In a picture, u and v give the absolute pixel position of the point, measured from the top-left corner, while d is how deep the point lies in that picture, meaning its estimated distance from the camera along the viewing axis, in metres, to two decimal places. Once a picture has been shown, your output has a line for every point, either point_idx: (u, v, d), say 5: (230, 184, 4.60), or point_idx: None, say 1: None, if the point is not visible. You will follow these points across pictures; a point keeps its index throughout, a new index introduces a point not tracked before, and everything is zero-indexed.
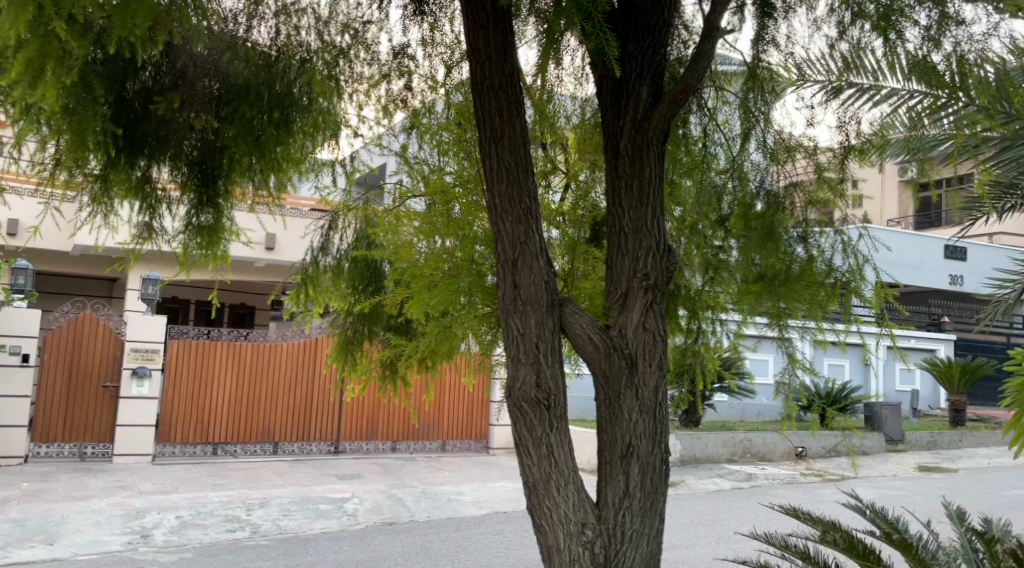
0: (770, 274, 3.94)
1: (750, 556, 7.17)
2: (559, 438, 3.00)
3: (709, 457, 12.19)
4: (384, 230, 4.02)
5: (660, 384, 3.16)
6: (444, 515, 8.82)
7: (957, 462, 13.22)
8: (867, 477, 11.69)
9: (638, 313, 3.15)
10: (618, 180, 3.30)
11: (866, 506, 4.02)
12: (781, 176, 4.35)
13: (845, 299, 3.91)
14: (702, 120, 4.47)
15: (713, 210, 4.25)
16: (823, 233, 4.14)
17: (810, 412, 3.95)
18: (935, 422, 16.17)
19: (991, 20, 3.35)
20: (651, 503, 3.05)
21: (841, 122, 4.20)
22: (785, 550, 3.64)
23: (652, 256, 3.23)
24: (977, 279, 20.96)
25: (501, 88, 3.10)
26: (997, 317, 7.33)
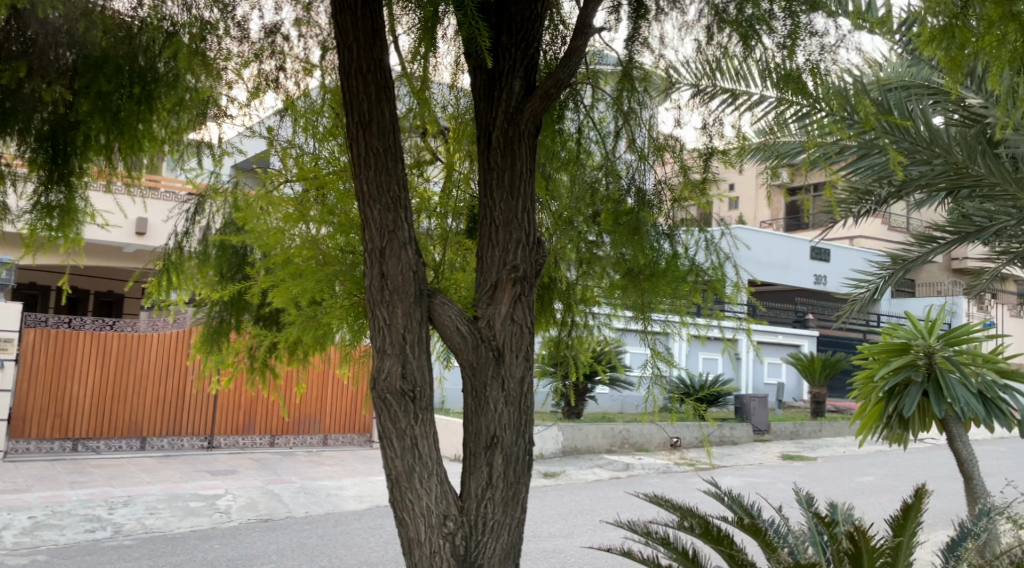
0: (637, 268, 4.08)
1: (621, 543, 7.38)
2: (423, 430, 2.98)
3: (589, 447, 12.45)
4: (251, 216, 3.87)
5: (526, 375, 3.19)
6: (322, 510, 8.65)
7: (816, 450, 14.03)
8: (735, 466, 12.24)
9: (506, 304, 3.18)
10: (489, 171, 3.30)
11: (724, 494, 4.19)
12: (652, 176, 4.42)
13: (706, 294, 4.15)
14: (580, 119, 4.47)
15: (587, 205, 4.26)
16: (689, 232, 4.33)
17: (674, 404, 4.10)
18: (797, 413, 17.11)
19: (839, 32, 3.54)
20: (513, 493, 3.07)
21: (706, 123, 4.35)
22: (647, 537, 3.77)
23: (522, 248, 3.25)
24: (838, 278, 22.25)
25: (369, 72, 3.04)
26: (854, 315, 7.83)
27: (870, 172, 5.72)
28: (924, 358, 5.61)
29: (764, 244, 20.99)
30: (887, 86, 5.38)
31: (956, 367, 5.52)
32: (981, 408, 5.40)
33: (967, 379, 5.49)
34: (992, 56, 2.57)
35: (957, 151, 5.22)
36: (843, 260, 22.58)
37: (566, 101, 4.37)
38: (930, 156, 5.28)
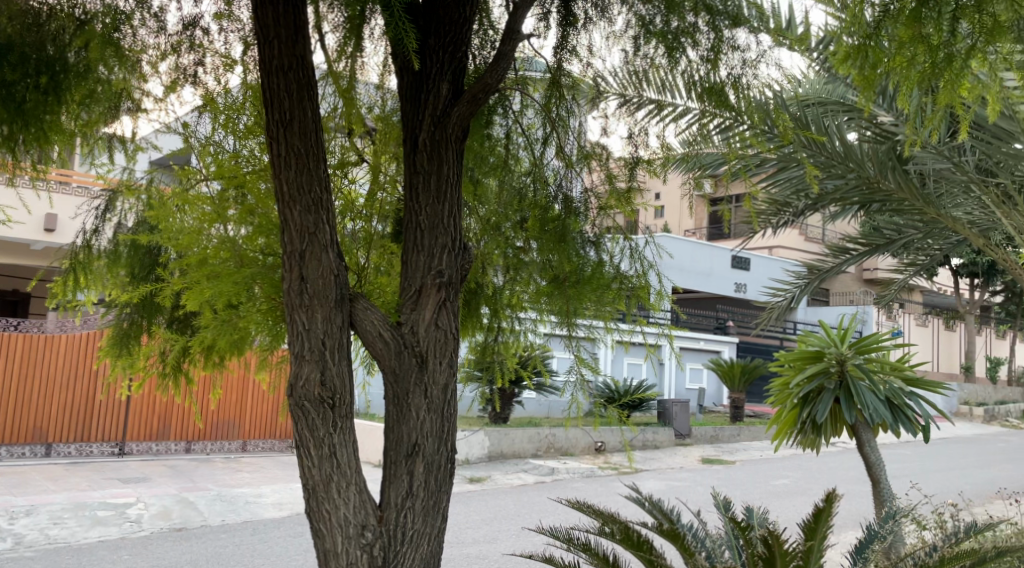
0: (563, 275, 4.08)
1: (539, 549, 7.41)
2: (343, 438, 2.91)
3: (515, 452, 12.46)
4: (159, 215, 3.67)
5: (450, 382, 3.15)
6: (240, 518, 8.41)
7: (735, 454, 14.37)
8: (657, 470, 12.42)
9: (430, 310, 3.14)
10: (415, 175, 3.25)
11: (644, 498, 4.23)
12: (577, 183, 4.43)
13: (630, 299, 4.17)
14: (510, 125, 4.44)
15: (515, 211, 4.32)
16: (614, 239, 4.34)
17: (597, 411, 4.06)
18: (717, 418, 17.51)
19: (760, 48, 3.61)
20: (434, 502, 3.04)
21: (631, 132, 4.42)
22: (569, 544, 3.77)
23: (447, 254, 3.21)
24: (758, 287, 22.88)
25: (291, 69, 2.96)
26: (772, 323, 8.03)
27: (789, 184, 5.88)
28: (837, 365, 5.79)
29: (687, 252, 21.43)
30: (806, 102, 5.56)
31: (866, 375, 5.72)
32: (888, 414, 5.61)
33: (875, 387, 5.69)
34: (903, 74, 2.68)
35: (870, 167, 5.43)
36: (763, 269, 23.23)
37: (495, 105, 4.35)
38: (845, 170, 5.46)
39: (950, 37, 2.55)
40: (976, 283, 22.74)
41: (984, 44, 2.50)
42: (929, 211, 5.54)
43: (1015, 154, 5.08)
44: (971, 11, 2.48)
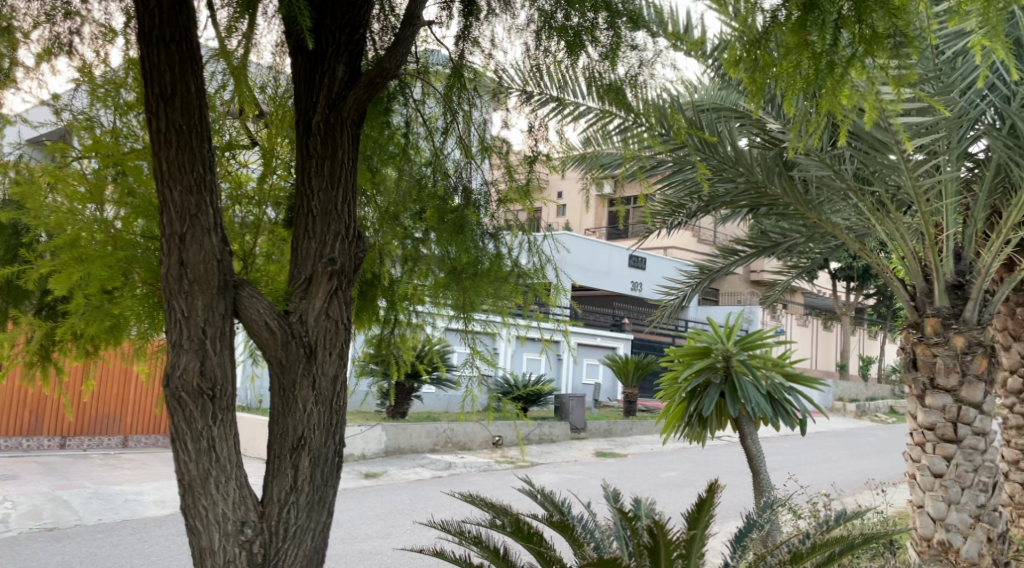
0: (460, 267, 4.07)
1: (430, 543, 7.37)
2: (223, 431, 2.79)
3: (412, 447, 12.36)
4: (20, 194, 3.39)
5: (339, 373, 3.07)
6: (118, 517, 7.99)
7: (627, 448, 14.69)
8: (552, 463, 12.57)
9: (320, 299, 3.04)
10: (307, 159, 3.14)
11: (537, 491, 4.27)
12: (477, 174, 4.38)
13: (528, 294, 4.21)
14: (412, 114, 4.34)
15: (413, 201, 4.21)
16: (513, 234, 4.33)
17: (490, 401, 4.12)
18: (612, 413, 17.89)
19: (657, 48, 3.63)
20: (319, 497, 2.96)
21: (532, 126, 4.33)
22: (460, 537, 3.76)
23: (340, 241, 3.12)
24: (653, 286, 23.48)
25: (173, 41, 2.81)
26: (665, 321, 8.22)
27: (683, 186, 6.04)
28: (722, 361, 5.98)
29: (586, 250, 21.78)
30: (700, 106, 5.68)
31: (749, 370, 5.93)
32: (769, 408, 5.83)
33: (758, 382, 5.91)
34: (788, 80, 2.77)
35: (758, 171, 5.60)
36: (658, 269, 23.86)
37: (395, 93, 4.22)
38: (736, 174, 5.61)
39: (831, 46, 2.64)
40: (852, 286, 24.04)
41: (862, 54, 2.60)
42: (810, 216, 5.81)
43: (892, 165, 5.35)
44: (851, 21, 2.58)
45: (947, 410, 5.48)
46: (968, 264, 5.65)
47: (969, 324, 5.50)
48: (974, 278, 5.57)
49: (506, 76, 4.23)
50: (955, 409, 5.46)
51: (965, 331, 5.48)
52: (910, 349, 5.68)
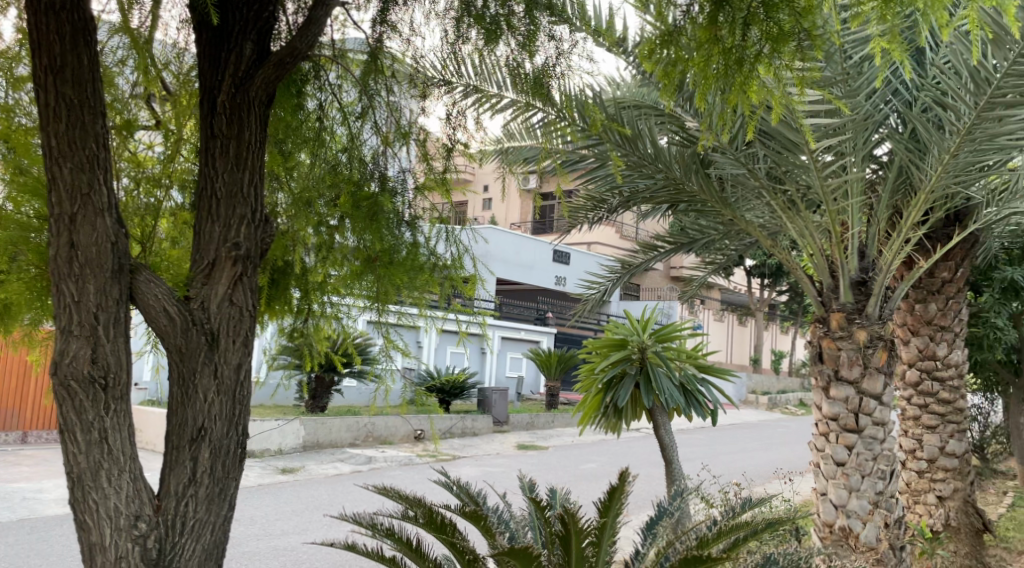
0: (374, 255, 3.96)
1: (339, 537, 7.29)
2: (115, 422, 2.68)
3: (332, 441, 12.17)
4: None
5: (243, 362, 2.98)
6: (15, 516, 7.61)
7: (549, 440, 14.81)
8: (474, 456, 12.56)
9: (224, 285, 2.95)
10: (211, 139, 3.04)
11: (453, 482, 4.25)
12: (393, 160, 4.25)
13: (444, 285, 4.18)
14: (329, 98, 4.23)
15: (327, 185, 4.01)
16: (432, 224, 4.23)
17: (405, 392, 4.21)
18: (534, 406, 18.02)
19: (574, 37, 3.65)
20: (220, 489, 2.87)
21: (449, 113, 4.21)
22: (373, 530, 3.71)
23: (246, 225, 3.02)
24: (576, 280, 23.70)
25: (64, 9, 2.67)
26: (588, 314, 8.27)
27: (603, 182, 6.05)
28: (638, 352, 6.06)
29: (510, 244, 21.81)
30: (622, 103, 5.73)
31: (663, 362, 6.04)
32: (682, 399, 5.96)
33: (671, 373, 6.03)
34: (701, 76, 2.81)
35: (676, 169, 5.69)
36: (581, 263, 24.10)
37: (308, 74, 4.09)
38: (654, 171, 5.71)
39: (743, 42, 2.70)
40: (766, 283, 24.83)
41: (769, 52, 2.67)
42: (725, 213, 5.93)
43: (801, 165, 5.52)
44: (759, 18, 2.64)
45: (850, 401, 5.68)
46: (871, 261, 5.88)
47: (870, 319, 5.69)
48: (876, 274, 5.77)
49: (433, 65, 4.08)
50: (857, 399, 5.67)
51: (867, 325, 5.68)
52: (816, 342, 5.91)
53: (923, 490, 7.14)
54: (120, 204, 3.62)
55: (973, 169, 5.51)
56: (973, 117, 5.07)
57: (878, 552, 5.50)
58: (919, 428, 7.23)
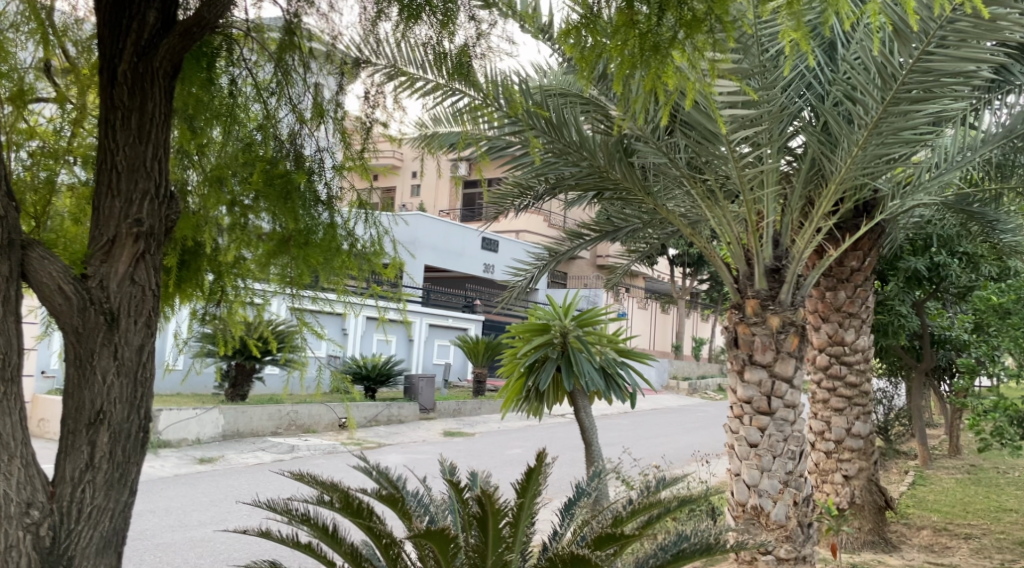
0: (290, 236, 3.86)
1: (253, 525, 7.14)
2: (5, 406, 2.56)
3: (253, 430, 11.92)
4: None
5: (145, 342, 2.92)
6: None
7: (475, 427, 14.83)
8: (399, 443, 12.48)
9: (124, 264, 2.88)
10: (111, 111, 2.93)
11: (372, 468, 4.21)
12: (310, 141, 4.07)
13: (362, 267, 4.05)
14: (244, 74, 4.06)
15: (241, 162, 3.83)
16: (350, 210, 4.11)
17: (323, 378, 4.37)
18: (460, 393, 18.02)
19: (492, 18, 3.62)
20: (120, 474, 2.81)
21: (367, 91, 4.06)
22: (287, 516, 3.66)
23: (149, 201, 2.94)
24: (504, 267, 23.74)
25: None
26: (516, 300, 8.28)
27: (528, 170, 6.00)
28: (560, 337, 6.12)
29: (438, 231, 21.68)
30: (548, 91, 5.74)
31: (584, 347, 6.10)
32: (602, 382, 6.05)
33: (592, 357, 6.10)
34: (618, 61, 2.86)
35: (600, 157, 5.71)
36: (509, 251, 24.15)
37: (219, 48, 3.90)
38: (579, 158, 5.69)
39: (657, 27, 2.74)
40: (688, 271, 25.38)
41: (683, 37, 2.72)
42: (647, 201, 6.01)
43: (719, 155, 5.63)
44: (673, 4, 2.71)
45: (763, 384, 5.84)
46: (784, 250, 6.02)
47: (784, 305, 5.86)
48: (790, 263, 5.94)
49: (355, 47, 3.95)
50: (770, 383, 5.83)
51: (781, 311, 5.84)
52: (732, 328, 6.02)
53: (831, 470, 7.39)
54: (14, 180, 3.47)
55: (880, 161, 5.71)
56: (880, 111, 5.27)
57: (788, 529, 5.70)
58: (827, 411, 7.49)
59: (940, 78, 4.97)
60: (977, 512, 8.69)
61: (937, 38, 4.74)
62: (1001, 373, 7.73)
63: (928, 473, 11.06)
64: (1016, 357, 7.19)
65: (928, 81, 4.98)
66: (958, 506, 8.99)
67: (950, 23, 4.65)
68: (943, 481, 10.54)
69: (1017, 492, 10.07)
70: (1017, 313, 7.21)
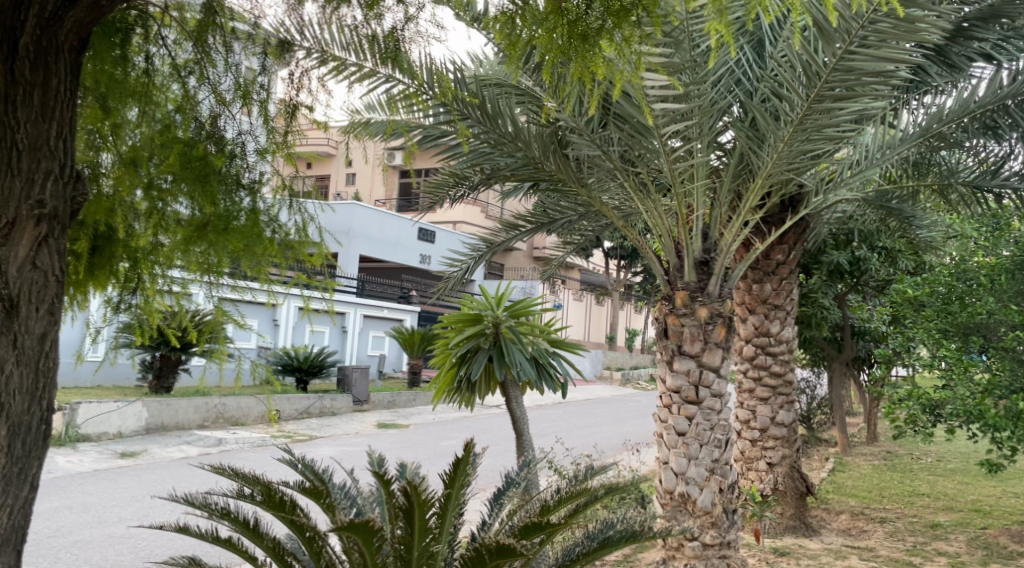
0: (208, 223, 3.70)
1: (169, 520, 6.96)
2: None
3: (178, 424, 11.60)
4: None
5: (48, 330, 2.82)
6: None
7: (409, 418, 14.74)
8: (331, 436, 12.32)
9: (25, 247, 2.75)
10: (12, 86, 2.80)
11: (298, 460, 4.10)
12: (230, 122, 3.91)
13: (287, 254, 3.94)
14: (164, 54, 3.92)
15: (158, 146, 3.77)
16: (274, 200, 3.96)
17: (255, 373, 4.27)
18: (394, 384, 17.89)
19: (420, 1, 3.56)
20: (19, 469, 2.70)
21: (292, 74, 3.87)
22: (207, 511, 3.54)
23: (52, 181, 2.83)
24: (439, 258, 23.62)
25: None
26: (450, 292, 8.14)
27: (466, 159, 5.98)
28: (492, 327, 6.09)
29: (374, 221, 21.41)
30: (484, 81, 5.72)
31: (516, 338, 6.08)
32: (533, 372, 6.03)
33: (524, 347, 6.09)
34: (547, 48, 2.85)
35: (535, 148, 5.68)
36: (445, 242, 24.03)
37: (134, 24, 3.79)
38: (514, 149, 5.66)
39: (585, 16, 2.75)
40: (621, 264, 25.69)
41: (611, 26, 2.73)
42: (580, 194, 6.00)
43: (652, 149, 5.66)
44: None
45: (691, 374, 5.91)
46: (713, 242, 6.11)
47: (711, 297, 5.97)
48: (718, 256, 6.03)
49: (282, 26, 3.79)
50: (698, 372, 5.91)
51: (708, 303, 5.94)
52: (661, 319, 6.11)
53: (755, 458, 7.58)
54: None
55: (805, 157, 5.83)
56: (805, 107, 5.36)
57: (713, 516, 5.81)
58: (753, 400, 7.65)
59: (861, 76, 5.07)
60: (892, 497, 9.03)
61: (858, 38, 4.86)
62: (915, 363, 8.04)
63: (847, 460, 11.46)
64: (929, 348, 7.48)
65: (849, 79, 5.07)
66: (874, 491, 9.33)
67: (871, 24, 4.80)
68: (860, 467, 10.93)
69: (928, 476, 10.52)
70: (931, 305, 7.49)
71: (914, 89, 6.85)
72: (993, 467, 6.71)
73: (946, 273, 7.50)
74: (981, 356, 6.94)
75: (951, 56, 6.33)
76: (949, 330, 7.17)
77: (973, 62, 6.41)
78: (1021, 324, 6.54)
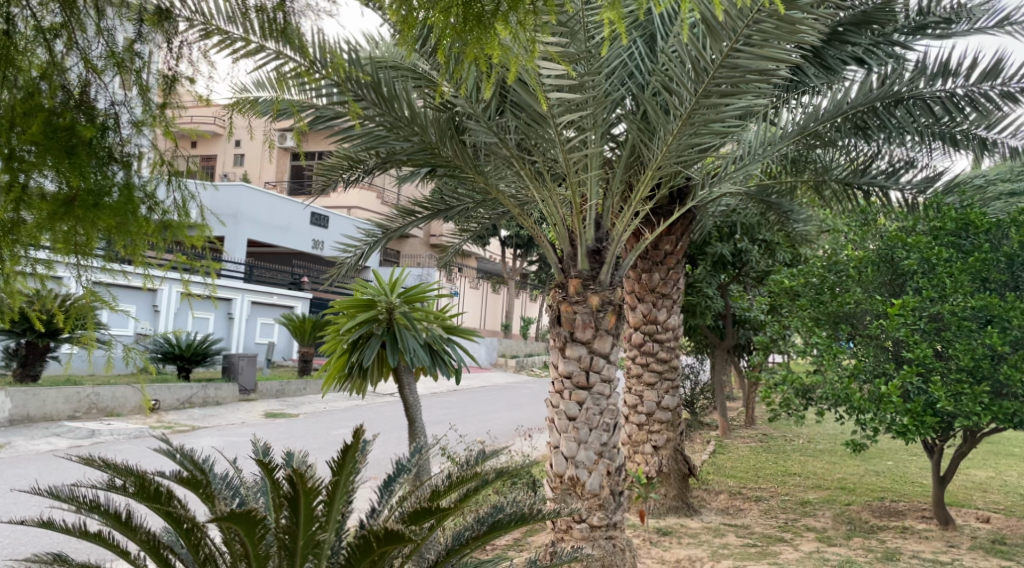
0: (72, 199, 3.40)
1: (30, 515, 6.58)
2: None
3: (46, 415, 10.95)
4: None
5: None
6: None
7: (298, 407, 14.41)
8: (215, 426, 11.90)
9: None
10: None
11: (176, 451, 3.90)
12: (101, 93, 3.69)
13: (167, 233, 3.82)
14: (27, 16, 3.59)
15: (17, 115, 3.39)
16: (150, 179, 3.83)
17: (129, 356, 4.07)
18: (283, 373, 17.46)
19: None
20: None
21: (169, 44, 3.72)
22: (73, 504, 3.35)
23: None
24: (332, 244, 23.14)
25: None
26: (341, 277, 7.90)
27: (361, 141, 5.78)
28: (385, 313, 6.00)
29: (264, 204, 20.76)
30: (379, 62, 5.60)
31: (410, 323, 6.02)
32: (426, 357, 5.98)
33: (417, 333, 6.03)
34: (441, 28, 2.82)
35: (431, 133, 5.60)
36: (338, 227, 23.56)
37: None
38: (410, 133, 5.54)
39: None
40: (517, 252, 25.87)
41: (506, 10, 2.73)
42: (476, 180, 5.97)
43: (547, 138, 5.71)
44: None
45: (582, 360, 6.02)
46: (605, 232, 6.18)
47: (602, 285, 6.07)
48: (609, 244, 6.12)
49: None
50: (588, 358, 6.02)
51: (599, 291, 6.04)
52: (555, 306, 6.17)
53: (641, 441, 7.75)
54: None
55: (692, 150, 5.96)
56: (693, 102, 5.52)
57: (600, 498, 5.93)
58: (640, 385, 7.85)
59: (745, 74, 5.25)
60: (767, 477, 9.48)
61: (744, 37, 4.99)
62: (791, 350, 8.44)
63: (727, 442, 11.95)
64: (803, 335, 7.85)
65: (734, 76, 5.24)
66: (751, 471, 9.77)
67: (756, 23, 4.90)
68: (739, 449, 11.41)
69: (801, 457, 11.09)
70: (805, 295, 7.83)
71: (792, 89, 7.13)
72: (857, 447, 7.11)
73: (819, 265, 7.91)
74: (849, 343, 7.35)
75: (827, 59, 6.65)
76: (820, 319, 7.59)
77: (846, 66, 6.76)
78: (884, 313, 6.99)
